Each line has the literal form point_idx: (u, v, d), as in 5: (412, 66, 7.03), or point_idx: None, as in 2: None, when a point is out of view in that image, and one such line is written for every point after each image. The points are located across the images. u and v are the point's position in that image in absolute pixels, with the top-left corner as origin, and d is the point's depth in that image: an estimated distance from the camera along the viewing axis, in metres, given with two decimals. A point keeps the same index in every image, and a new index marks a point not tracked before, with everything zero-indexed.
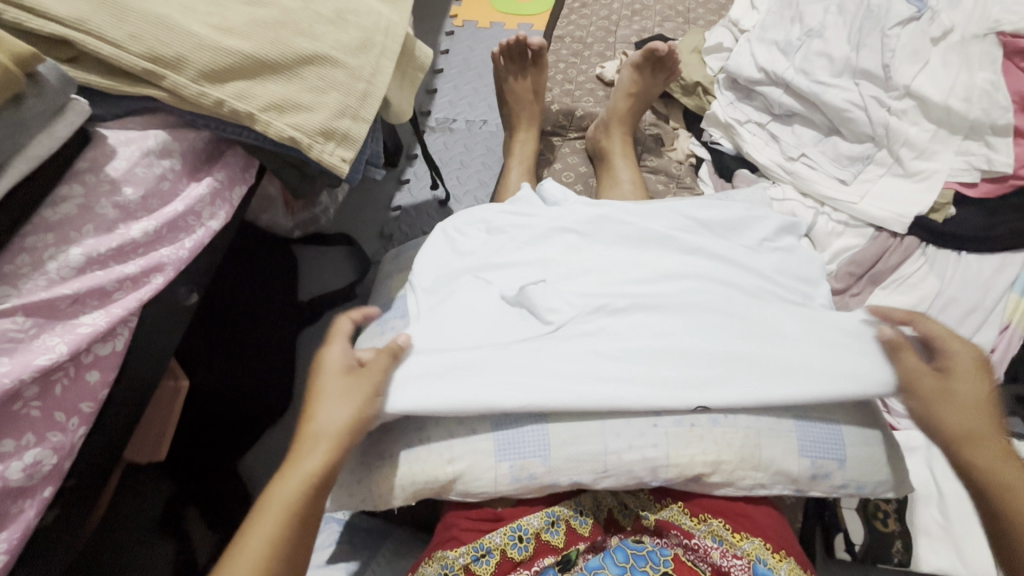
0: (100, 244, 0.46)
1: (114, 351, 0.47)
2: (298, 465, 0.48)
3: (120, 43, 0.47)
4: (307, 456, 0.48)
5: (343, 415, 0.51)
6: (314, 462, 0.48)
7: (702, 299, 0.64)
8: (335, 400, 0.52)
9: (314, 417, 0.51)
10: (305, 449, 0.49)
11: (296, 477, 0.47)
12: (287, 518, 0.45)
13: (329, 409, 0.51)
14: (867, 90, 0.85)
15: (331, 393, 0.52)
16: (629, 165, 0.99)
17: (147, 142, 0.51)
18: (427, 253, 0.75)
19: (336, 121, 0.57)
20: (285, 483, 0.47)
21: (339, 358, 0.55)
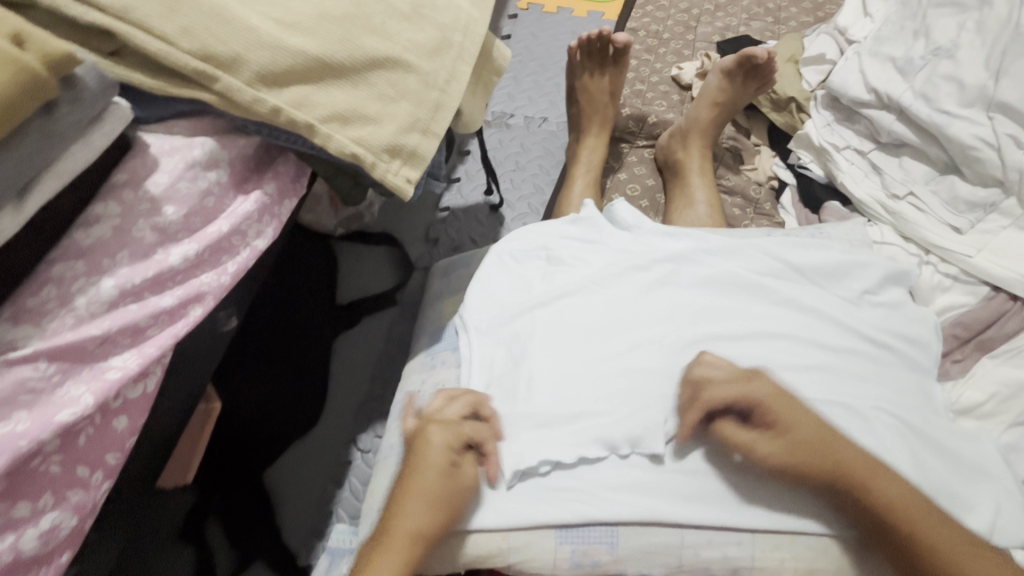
0: (135, 274, 0.40)
1: (144, 393, 0.41)
2: (388, 553, 0.48)
3: (169, 37, 0.41)
4: (392, 547, 0.48)
5: (426, 514, 0.50)
6: (399, 572, 0.47)
7: (798, 380, 0.56)
8: (408, 534, 0.49)
9: (391, 535, 0.49)
10: (379, 569, 0.47)
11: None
12: None
13: (414, 506, 0.50)
14: (1003, 126, 0.74)
15: (424, 485, 0.51)
16: (706, 186, 0.90)
17: (193, 152, 0.45)
18: (484, 280, 0.70)
19: (404, 136, 0.50)
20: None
21: (433, 460, 0.52)
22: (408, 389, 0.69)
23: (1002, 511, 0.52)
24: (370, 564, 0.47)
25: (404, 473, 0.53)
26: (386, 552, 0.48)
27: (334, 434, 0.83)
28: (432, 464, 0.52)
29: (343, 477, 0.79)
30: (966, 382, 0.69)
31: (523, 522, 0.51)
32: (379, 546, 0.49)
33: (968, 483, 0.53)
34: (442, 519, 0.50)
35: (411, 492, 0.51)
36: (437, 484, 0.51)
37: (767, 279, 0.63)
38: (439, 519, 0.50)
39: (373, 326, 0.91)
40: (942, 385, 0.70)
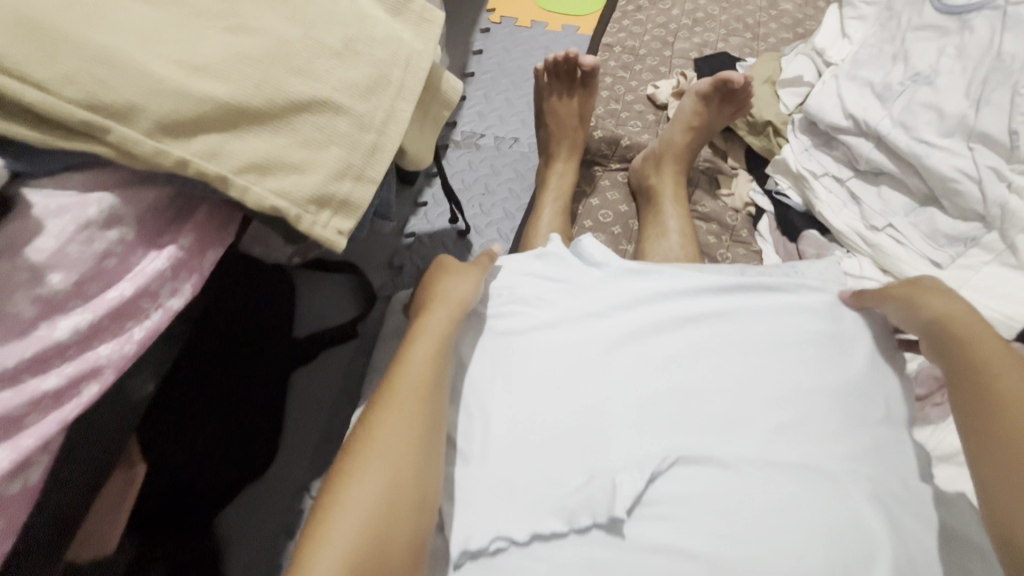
0: (8, 357, 0.35)
1: (26, 486, 0.37)
2: (402, 393, 0.49)
3: (49, 86, 0.36)
4: (408, 384, 0.50)
5: (426, 351, 0.53)
6: (413, 407, 0.49)
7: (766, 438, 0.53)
8: (417, 385, 0.50)
9: (393, 395, 0.49)
10: (387, 418, 0.48)
11: (398, 466, 0.46)
12: (403, 445, 0.47)
13: (416, 349, 0.53)
14: (983, 158, 0.70)
15: (432, 329, 0.55)
16: (680, 214, 0.86)
17: (86, 210, 0.40)
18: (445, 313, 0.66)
19: (334, 185, 0.45)
20: (363, 485, 0.44)
21: (432, 340, 0.54)
22: None
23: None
24: (374, 422, 0.48)
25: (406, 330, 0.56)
26: (385, 409, 0.48)
27: (284, 481, 0.79)
28: (438, 308, 0.57)
29: (294, 528, 0.75)
30: (947, 427, 0.67)
31: None
32: (377, 405, 0.49)
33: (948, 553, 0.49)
34: (440, 354, 0.54)
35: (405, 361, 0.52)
36: (441, 354, 0.54)
37: (743, 328, 0.59)
38: (433, 361, 0.53)
39: (330, 363, 0.87)
40: (921, 431, 0.67)
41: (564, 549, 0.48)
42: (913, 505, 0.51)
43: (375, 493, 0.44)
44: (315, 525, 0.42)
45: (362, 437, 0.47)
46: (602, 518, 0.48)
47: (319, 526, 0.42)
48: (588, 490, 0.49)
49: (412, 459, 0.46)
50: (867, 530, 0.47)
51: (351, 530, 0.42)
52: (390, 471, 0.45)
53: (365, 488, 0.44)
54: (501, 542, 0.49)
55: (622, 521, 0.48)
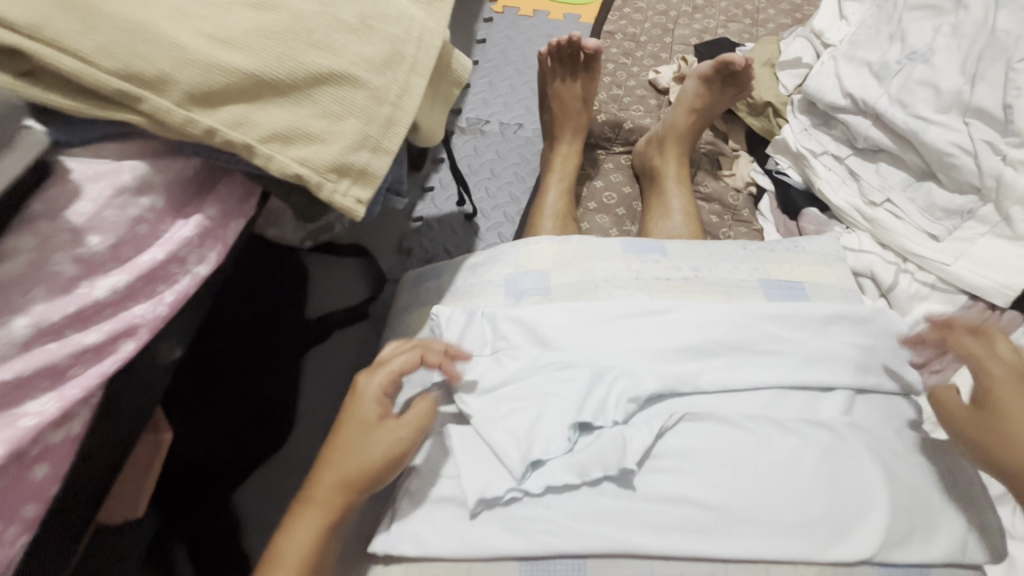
0: (53, 311, 0.37)
1: (69, 437, 0.39)
2: (318, 499, 0.48)
3: (87, 56, 0.38)
4: (328, 482, 0.48)
5: (369, 445, 0.49)
6: (325, 514, 0.47)
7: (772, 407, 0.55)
8: (361, 426, 0.50)
9: (338, 440, 0.50)
10: (328, 467, 0.49)
11: (333, 513, 0.47)
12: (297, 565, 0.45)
13: (361, 439, 0.50)
14: (979, 132, 0.72)
15: (370, 419, 0.51)
16: (682, 193, 0.87)
17: (121, 176, 0.42)
18: (467, 292, 0.69)
19: (353, 154, 0.47)
20: (303, 528, 0.46)
21: (378, 386, 0.53)
22: None
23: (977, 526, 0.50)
24: (323, 464, 0.49)
25: (345, 404, 0.53)
26: (329, 451, 0.50)
27: (300, 456, 0.80)
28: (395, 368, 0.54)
29: None
30: None
31: (486, 555, 0.48)
32: (302, 501, 0.48)
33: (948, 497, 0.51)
34: (388, 453, 0.49)
35: (353, 403, 0.52)
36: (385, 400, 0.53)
37: (745, 304, 0.61)
38: (375, 469, 0.49)
39: (344, 342, 0.88)
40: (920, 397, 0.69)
41: (576, 507, 0.49)
42: (914, 460, 0.52)
43: (311, 537, 0.46)
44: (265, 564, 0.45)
45: (310, 486, 0.48)
46: (613, 469, 0.50)
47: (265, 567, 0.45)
48: (602, 448, 0.51)
49: None
50: (868, 488, 0.49)
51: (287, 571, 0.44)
52: (325, 515, 0.47)
53: None
54: (516, 492, 0.50)
55: (631, 472, 0.50)
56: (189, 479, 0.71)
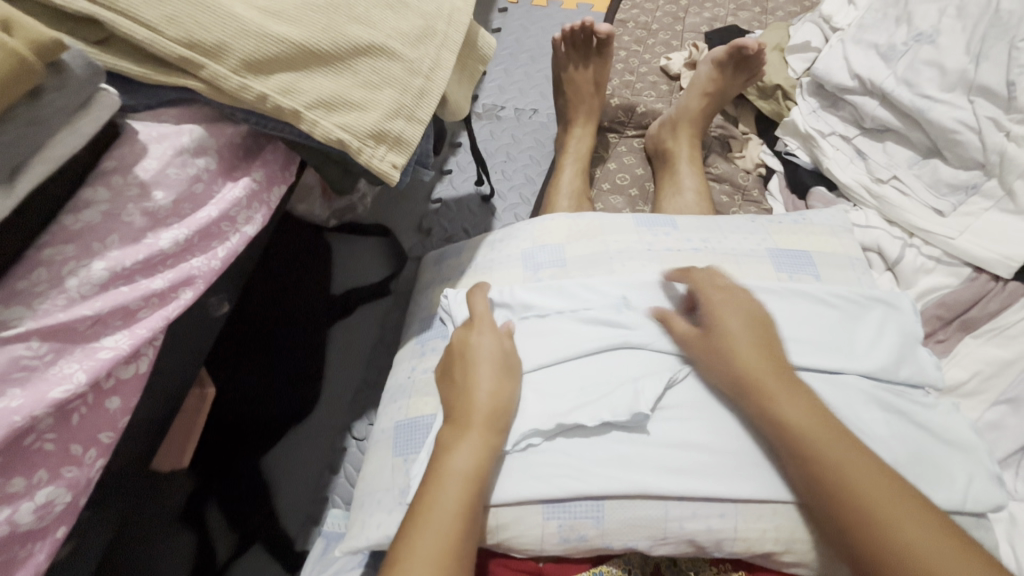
0: (126, 257, 0.41)
1: (138, 373, 0.42)
2: (471, 428, 0.52)
3: (155, 25, 0.42)
4: (472, 416, 0.52)
5: (484, 398, 0.54)
6: (482, 445, 0.51)
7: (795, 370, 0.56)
8: (489, 361, 0.56)
9: (474, 382, 0.55)
10: (477, 395, 0.54)
11: (485, 434, 0.52)
12: (466, 482, 0.49)
13: (478, 389, 0.54)
14: (983, 110, 0.75)
15: (482, 371, 0.55)
16: (694, 173, 0.90)
17: (181, 139, 0.46)
18: (488, 265, 0.72)
19: (389, 122, 0.50)
20: (465, 451, 0.50)
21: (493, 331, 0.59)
22: (398, 376, 0.67)
23: (975, 483, 0.52)
24: (464, 391, 0.55)
25: (460, 360, 0.58)
26: (475, 384, 0.55)
27: (325, 424, 0.81)
28: (483, 351, 0.57)
29: (338, 464, 0.78)
30: (950, 361, 0.70)
31: (511, 499, 0.51)
32: (452, 439, 0.51)
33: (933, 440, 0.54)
34: (504, 401, 0.54)
35: (476, 348, 0.58)
36: (505, 343, 0.58)
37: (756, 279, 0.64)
38: (498, 416, 0.53)
39: (369, 319, 0.90)
40: None
41: (593, 459, 0.52)
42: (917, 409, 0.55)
43: (470, 457, 0.50)
44: (428, 480, 0.49)
45: (460, 411, 0.53)
46: (625, 415, 0.52)
47: (432, 483, 0.49)
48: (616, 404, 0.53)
49: (476, 497, 0.48)
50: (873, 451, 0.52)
51: (453, 483, 0.48)
52: (481, 439, 0.51)
53: (435, 523, 0.46)
54: (534, 439, 0.54)
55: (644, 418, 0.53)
56: (223, 441, 0.75)
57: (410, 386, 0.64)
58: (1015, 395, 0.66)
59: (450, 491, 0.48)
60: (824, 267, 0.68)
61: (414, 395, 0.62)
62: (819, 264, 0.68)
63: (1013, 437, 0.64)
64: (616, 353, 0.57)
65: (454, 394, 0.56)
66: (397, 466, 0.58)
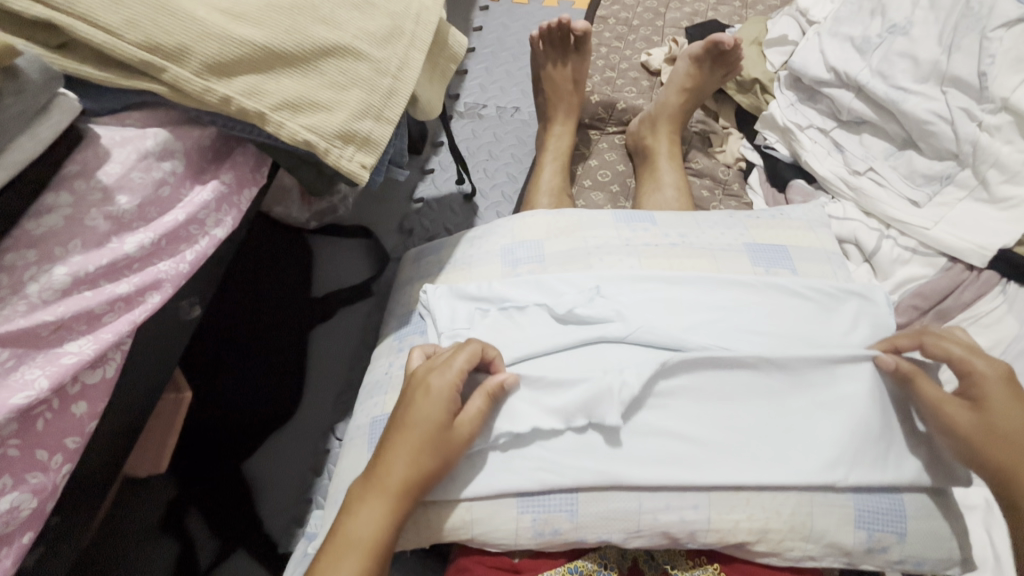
0: (88, 262, 0.41)
1: (105, 378, 0.42)
2: (381, 491, 0.47)
3: (113, 28, 0.41)
4: (388, 479, 0.48)
5: (409, 457, 0.48)
6: (388, 510, 0.47)
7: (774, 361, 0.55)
8: (432, 419, 0.49)
9: (402, 437, 0.49)
10: (398, 455, 0.48)
11: (392, 500, 0.47)
12: (366, 555, 0.45)
13: (404, 445, 0.49)
14: (956, 100, 0.75)
15: (412, 428, 0.49)
16: (674, 168, 0.90)
17: (145, 142, 0.46)
18: (466, 263, 0.72)
19: (357, 122, 0.50)
20: (369, 515, 0.47)
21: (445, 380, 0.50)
22: (377, 375, 0.67)
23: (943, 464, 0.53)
24: (387, 454, 0.49)
25: (398, 410, 0.51)
26: (399, 441, 0.49)
27: (309, 425, 0.81)
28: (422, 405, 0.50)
29: (321, 466, 0.78)
30: None
31: (486, 494, 0.52)
32: (359, 496, 0.48)
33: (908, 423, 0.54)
34: (429, 465, 0.48)
35: (421, 399, 0.50)
36: (450, 402, 0.50)
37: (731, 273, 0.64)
38: (419, 477, 0.48)
39: (351, 320, 0.90)
40: None
41: (566, 451, 0.53)
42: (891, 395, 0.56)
43: (374, 524, 0.46)
44: (330, 545, 0.46)
45: (377, 467, 0.49)
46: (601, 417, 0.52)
47: (327, 547, 0.46)
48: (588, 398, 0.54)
49: (375, 570, 0.45)
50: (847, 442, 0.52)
51: (350, 553, 0.45)
52: (390, 505, 0.47)
53: None
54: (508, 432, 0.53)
55: None
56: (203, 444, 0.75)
57: (388, 384, 0.64)
58: None
59: (344, 569, 0.44)
60: (799, 260, 0.68)
61: (391, 394, 0.62)
62: (794, 257, 0.69)
63: None
64: (590, 348, 0.58)
65: (379, 447, 0.50)
66: None
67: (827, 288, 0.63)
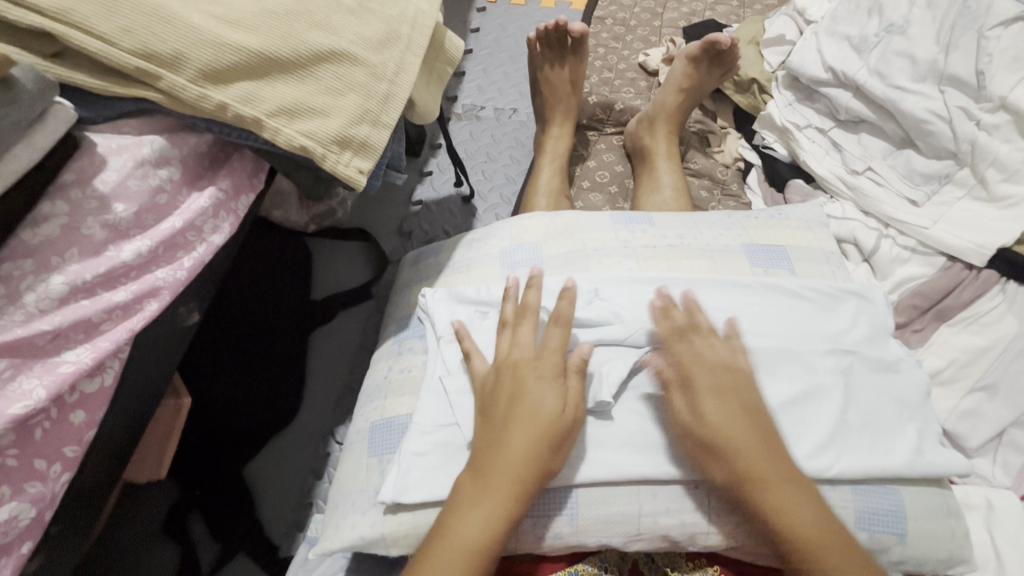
0: (85, 270, 0.41)
1: (103, 387, 0.42)
2: (500, 493, 0.47)
3: (108, 36, 0.41)
4: (502, 481, 0.48)
5: (520, 457, 0.48)
6: (500, 512, 0.47)
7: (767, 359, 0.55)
8: (543, 417, 0.50)
9: (502, 438, 0.49)
10: (511, 455, 0.48)
11: (495, 500, 0.47)
12: (473, 554, 0.46)
13: (513, 445, 0.48)
14: (954, 99, 0.75)
15: (512, 429, 0.49)
16: (672, 169, 0.90)
17: (141, 150, 0.46)
18: (465, 266, 0.72)
19: (354, 128, 0.50)
20: (477, 517, 0.47)
21: (538, 380, 0.52)
22: (376, 379, 0.67)
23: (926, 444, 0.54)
24: (498, 451, 0.49)
25: (499, 408, 0.51)
26: (510, 439, 0.49)
27: (309, 428, 0.82)
28: (541, 403, 0.50)
29: (322, 469, 0.78)
30: (926, 350, 0.71)
31: None
32: (468, 498, 0.48)
33: (905, 420, 0.54)
34: (548, 463, 0.49)
35: (530, 399, 0.50)
36: (562, 404, 0.51)
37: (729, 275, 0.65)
38: (537, 475, 0.48)
39: (350, 324, 0.90)
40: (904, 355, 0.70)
41: (563, 451, 0.52)
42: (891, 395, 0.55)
43: (479, 525, 0.47)
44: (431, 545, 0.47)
45: (486, 465, 0.49)
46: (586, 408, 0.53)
47: (432, 548, 0.47)
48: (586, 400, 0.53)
49: (482, 568, 0.46)
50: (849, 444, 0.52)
51: (459, 554, 0.46)
52: (500, 507, 0.47)
53: None
54: None
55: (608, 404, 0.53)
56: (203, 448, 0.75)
57: (388, 388, 0.64)
58: (990, 382, 0.67)
59: (450, 570, 0.45)
60: (798, 261, 0.68)
61: (390, 399, 0.62)
62: (793, 258, 0.69)
63: (990, 424, 0.64)
64: (587, 350, 0.57)
65: (480, 444, 0.50)
66: (375, 469, 0.58)
67: (826, 289, 0.63)
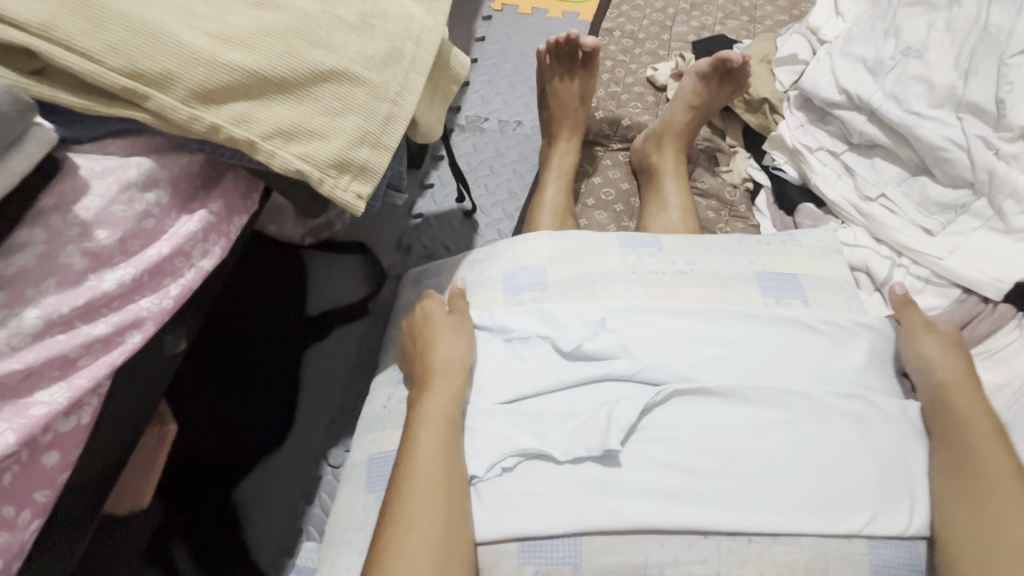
0: (62, 303, 0.38)
1: (80, 425, 0.40)
2: (442, 380, 0.56)
3: (94, 54, 0.39)
4: (442, 369, 0.57)
5: (448, 351, 0.58)
6: (452, 391, 0.55)
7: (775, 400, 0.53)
8: (449, 324, 0.61)
9: (428, 349, 0.59)
10: (437, 350, 0.58)
11: (447, 384, 0.55)
12: (443, 428, 0.52)
13: (439, 347, 0.58)
14: (973, 127, 0.73)
15: (436, 335, 0.60)
16: (680, 188, 0.88)
17: (127, 172, 0.43)
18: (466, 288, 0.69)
19: (353, 151, 0.48)
20: (435, 399, 0.54)
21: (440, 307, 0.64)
22: (374, 406, 0.64)
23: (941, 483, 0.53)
24: (429, 357, 0.58)
25: (420, 337, 0.61)
26: (438, 345, 0.59)
27: (300, 450, 0.79)
28: (448, 318, 0.62)
29: (312, 493, 0.75)
30: None
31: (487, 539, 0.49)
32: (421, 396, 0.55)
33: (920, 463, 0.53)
34: (467, 353, 0.59)
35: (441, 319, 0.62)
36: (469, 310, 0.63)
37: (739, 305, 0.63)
38: (462, 364, 0.58)
39: (345, 342, 0.87)
40: None
41: (566, 496, 0.50)
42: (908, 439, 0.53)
43: (441, 403, 0.54)
44: (399, 471, 0.50)
45: (424, 372, 0.57)
46: (596, 450, 0.51)
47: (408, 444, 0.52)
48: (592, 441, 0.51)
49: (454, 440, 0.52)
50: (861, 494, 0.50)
51: (435, 426, 0.52)
52: (449, 388, 0.55)
53: (422, 478, 0.49)
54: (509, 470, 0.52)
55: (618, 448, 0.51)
56: (190, 472, 0.72)
57: (386, 418, 0.61)
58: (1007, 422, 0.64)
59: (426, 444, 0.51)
60: (811, 292, 0.66)
61: (388, 429, 0.60)
62: (806, 288, 0.66)
63: None
64: (596, 386, 0.55)
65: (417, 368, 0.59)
66: (370, 504, 0.56)
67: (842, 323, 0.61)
